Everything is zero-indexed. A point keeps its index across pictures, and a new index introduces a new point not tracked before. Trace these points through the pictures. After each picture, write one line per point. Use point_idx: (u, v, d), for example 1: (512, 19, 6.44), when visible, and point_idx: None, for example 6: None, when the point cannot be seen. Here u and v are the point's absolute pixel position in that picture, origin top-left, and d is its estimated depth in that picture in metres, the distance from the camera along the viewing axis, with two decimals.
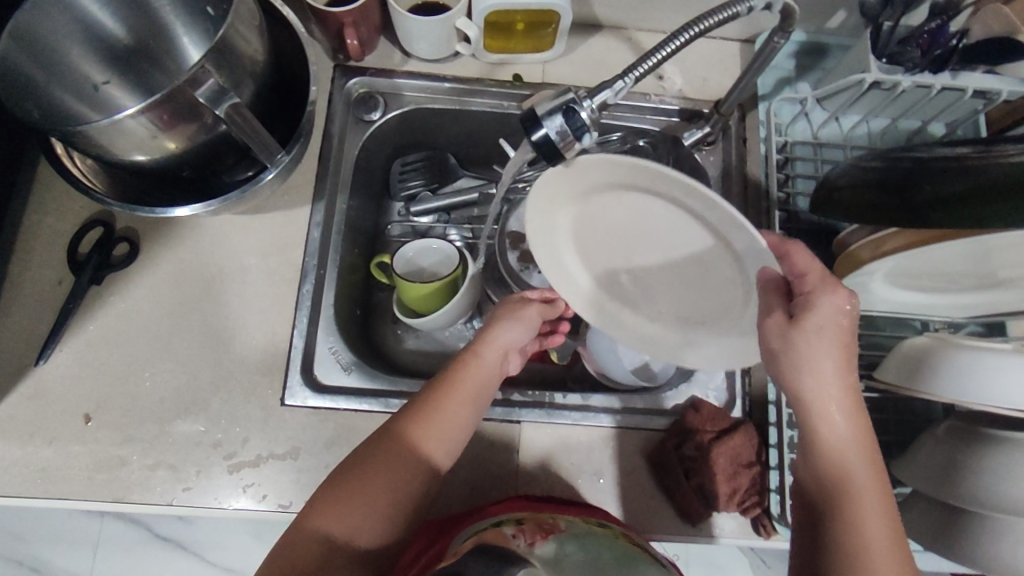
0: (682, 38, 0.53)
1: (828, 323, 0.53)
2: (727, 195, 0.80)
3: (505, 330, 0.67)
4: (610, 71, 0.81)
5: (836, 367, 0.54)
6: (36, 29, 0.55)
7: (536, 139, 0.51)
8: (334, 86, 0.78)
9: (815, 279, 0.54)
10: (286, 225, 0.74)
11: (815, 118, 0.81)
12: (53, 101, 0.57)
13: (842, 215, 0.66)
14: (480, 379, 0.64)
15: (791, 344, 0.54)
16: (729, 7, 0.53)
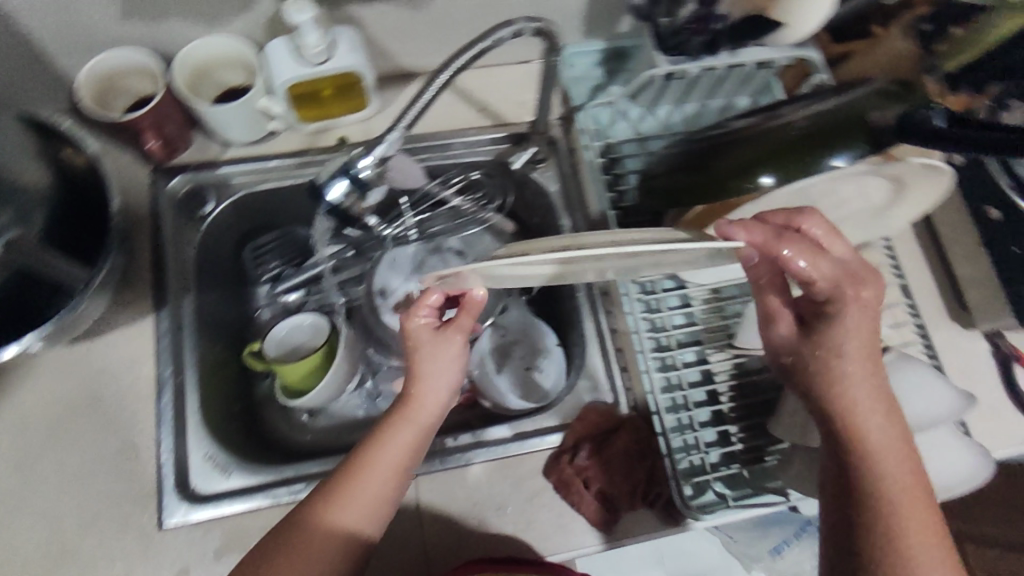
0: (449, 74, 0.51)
1: (852, 332, 0.52)
2: (569, 206, 0.83)
3: (428, 376, 0.60)
4: (430, 116, 0.84)
5: (870, 381, 0.52)
6: None
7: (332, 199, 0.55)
8: (156, 189, 0.76)
9: (829, 282, 0.53)
10: (131, 341, 0.70)
11: (632, 116, 0.86)
12: None
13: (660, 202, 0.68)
14: (413, 436, 0.60)
15: (816, 357, 0.53)
16: (492, 32, 0.52)
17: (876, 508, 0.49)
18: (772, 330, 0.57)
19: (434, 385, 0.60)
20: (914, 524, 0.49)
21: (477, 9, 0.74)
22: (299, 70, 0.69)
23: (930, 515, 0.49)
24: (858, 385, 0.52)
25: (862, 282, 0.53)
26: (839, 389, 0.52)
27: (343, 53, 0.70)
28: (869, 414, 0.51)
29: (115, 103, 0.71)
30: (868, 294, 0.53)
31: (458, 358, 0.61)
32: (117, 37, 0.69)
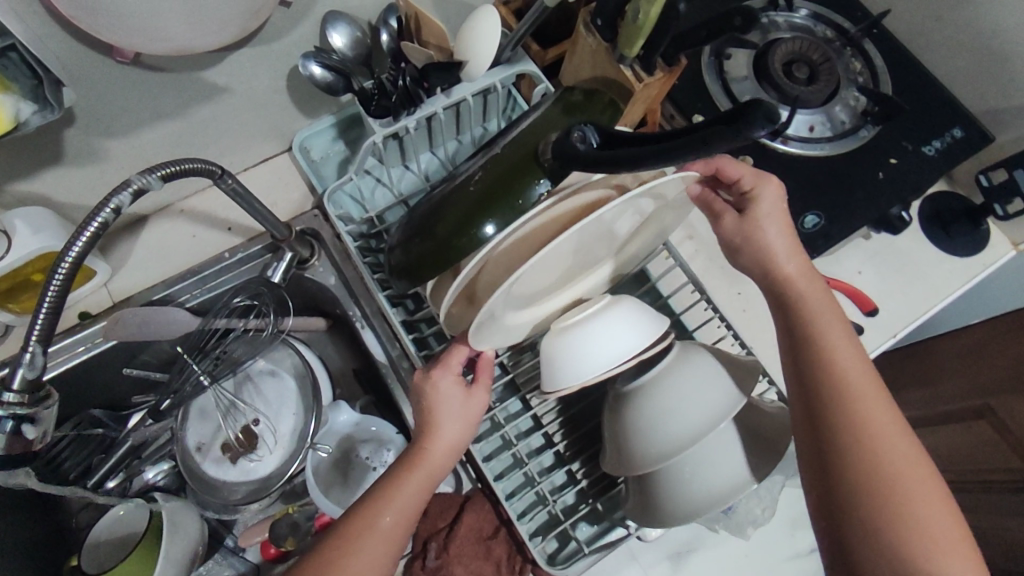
0: (66, 262, 0.45)
1: (771, 207, 0.64)
2: (354, 295, 0.79)
3: (443, 428, 0.61)
4: (177, 252, 0.77)
5: (793, 248, 0.63)
6: None
7: None
8: None
9: (750, 176, 0.64)
10: None
11: (388, 179, 0.82)
12: None
13: (401, 279, 0.62)
14: (427, 484, 0.60)
15: (748, 236, 0.64)
16: (107, 202, 0.46)
17: (816, 369, 0.59)
18: (718, 225, 0.67)
19: (452, 437, 0.61)
20: (845, 371, 0.59)
21: (170, 136, 0.69)
22: None
23: (856, 358, 0.59)
24: (784, 250, 0.63)
25: (760, 177, 0.64)
26: (775, 258, 0.63)
27: (25, 238, 0.63)
28: (797, 274, 0.63)
29: None
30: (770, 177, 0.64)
31: (477, 415, 0.63)
32: None
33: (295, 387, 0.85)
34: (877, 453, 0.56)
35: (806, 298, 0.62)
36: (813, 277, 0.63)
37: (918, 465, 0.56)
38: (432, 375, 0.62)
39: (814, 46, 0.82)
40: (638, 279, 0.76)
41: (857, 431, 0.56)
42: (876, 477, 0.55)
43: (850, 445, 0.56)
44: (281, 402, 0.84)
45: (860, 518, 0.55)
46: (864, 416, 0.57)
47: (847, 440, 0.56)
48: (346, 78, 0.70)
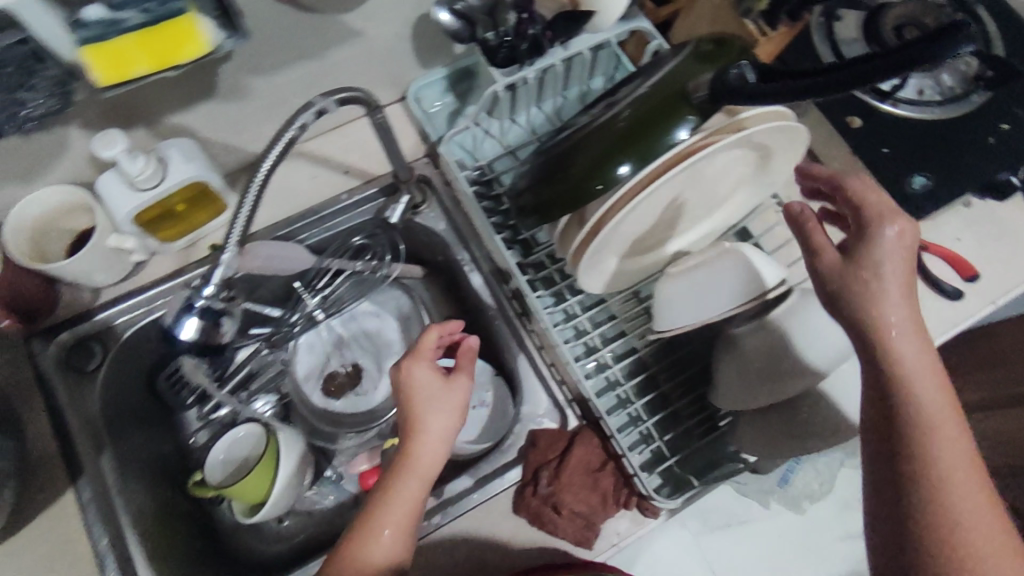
0: (262, 173, 0.52)
1: (887, 253, 0.54)
2: (463, 239, 0.82)
3: (424, 425, 0.61)
4: (299, 191, 0.82)
5: (886, 262, 0.54)
6: None
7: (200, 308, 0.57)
8: (38, 358, 0.73)
9: (874, 211, 0.56)
10: (60, 522, 0.67)
11: (497, 130, 0.85)
12: None
13: (528, 219, 0.66)
14: (416, 478, 0.60)
15: (851, 284, 0.54)
16: (292, 122, 0.50)
17: (903, 438, 0.52)
18: (818, 260, 0.57)
19: (435, 430, 0.61)
20: (917, 392, 0.52)
21: (306, 78, 0.73)
22: (133, 198, 0.66)
23: (931, 372, 0.53)
24: (904, 304, 0.53)
25: (891, 215, 0.55)
26: (882, 315, 0.53)
27: (179, 166, 0.67)
28: (899, 334, 0.53)
29: None
30: (900, 219, 0.55)
31: (456, 405, 0.63)
32: None
33: (398, 328, 0.90)
34: (959, 534, 0.50)
35: (889, 318, 0.53)
36: (906, 291, 0.54)
37: (1002, 547, 0.50)
38: (404, 367, 0.63)
39: (926, 11, 0.82)
40: (741, 235, 0.78)
41: (940, 503, 0.50)
42: (958, 557, 0.50)
43: (912, 462, 0.51)
44: (384, 341, 0.89)
45: (911, 542, 0.51)
46: (948, 493, 0.50)
47: (910, 456, 0.52)
48: (472, 26, 0.71)
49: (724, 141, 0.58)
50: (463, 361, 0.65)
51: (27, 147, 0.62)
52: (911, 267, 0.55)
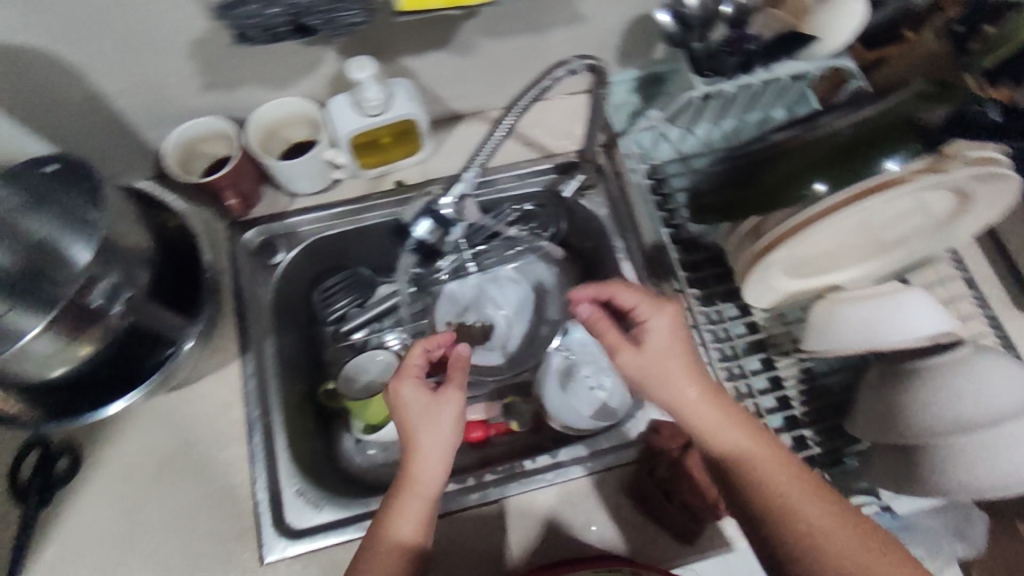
0: (517, 112, 0.57)
1: (664, 337, 0.64)
2: (622, 229, 0.87)
3: (425, 443, 0.65)
4: (481, 152, 0.89)
5: (671, 346, 0.63)
6: None
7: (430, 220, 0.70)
8: (231, 244, 0.80)
9: (643, 307, 0.65)
10: (222, 388, 0.75)
11: (674, 136, 0.88)
12: None
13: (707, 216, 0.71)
14: (421, 491, 0.64)
15: (650, 370, 0.63)
16: (546, 77, 0.56)
17: (760, 510, 0.58)
18: (617, 360, 0.65)
19: (436, 447, 0.65)
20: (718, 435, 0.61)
21: (522, 50, 0.80)
22: (359, 119, 0.74)
23: (726, 418, 0.61)
24: (681, 387, 0.62)
25: (656, 308, 0.65)
26: (681, 391, 0.62)
27: (402, 103, 0.75)
28: (700, 402, 0.62)
29: (196, 165, 0.78)
30: (666, 306, 0.65)
31: (452, 417, 0.67)
32: (194, 108, 0.75)
33: (533, 298, 0.95)
34: None
35: (681, 390, 0.62)
36: (693, 374, 0.62)
37: None
38: (393, 387, 0.67)
39: None
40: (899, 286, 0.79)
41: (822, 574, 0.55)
42: None
43: (789, 534, 0.57)
44: (519, 306, 0.94)
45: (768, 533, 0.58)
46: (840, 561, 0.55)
47: (749, 486, 0.59)
48: (687, 33, 0.76)
49: (921, 181, 0.57)
50: (455, 379, 0.68)
51: (289, 58, 0.71)
52: (684, 350, 0.63)
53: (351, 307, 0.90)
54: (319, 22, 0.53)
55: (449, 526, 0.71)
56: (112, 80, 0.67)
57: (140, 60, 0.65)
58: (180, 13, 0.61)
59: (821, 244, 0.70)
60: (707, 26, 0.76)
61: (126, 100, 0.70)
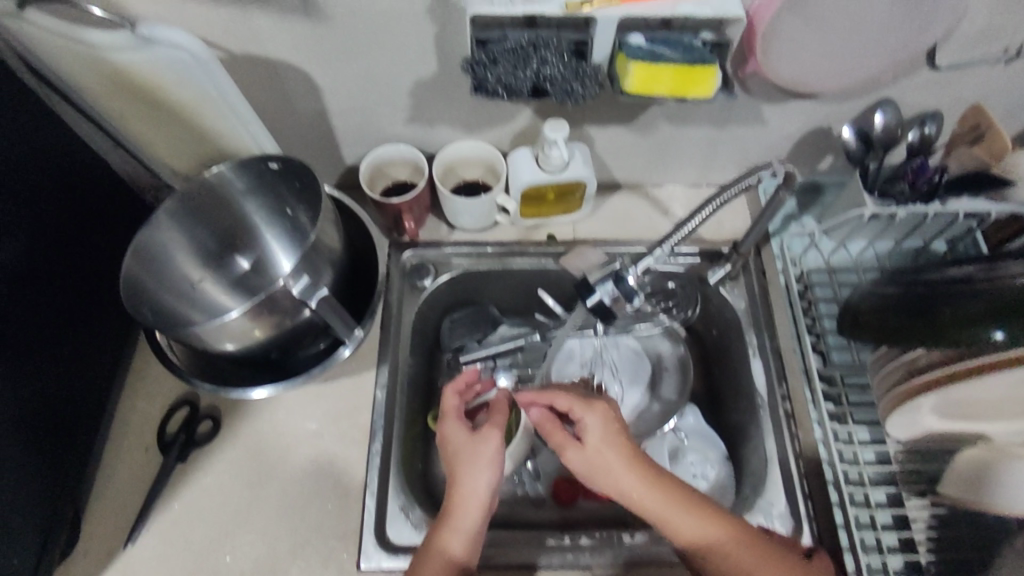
0: (712, 205, 0.61)
1: (595, 436, 0.66)
2: (757, 324, 0.85)
3: (473, 480, 0.65)
4: (632, 223, 0.92)
5: (605, 444, 0.65)
6: (152, 246, 0.69)
7: (591, 304, 0.57)
8: (390, 260, 0.87)
9: (578, 407, 0.68)
10: (355, 391, 0.79)
11: (826, 247, 0.87)
12: (163, 278, 0.70)
13: (868, 337, 0.69)
14: (463, 525, 0.64)
15: (593, 465, 0.65)
16: (741, 182, 0.61)
17: None
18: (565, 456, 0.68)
19: (482, 485, 0.65)
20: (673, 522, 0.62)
21: (698, 139, 0.83)
22: (537, 173, 0.79)
23: (688, 515, 0.63)
24: (625, 480, 0.64)
25: (589, 406, 0.68)
26: (618, 485, 0.64)
27: (577, 167, 0.79)
28: (634, 494, 0.64)
29: (379, 184, 0.85)
30: (597, 404, 0.68)
31: (497, 454, 0.67)
32: (393, 135, 0.83)
33: (649, 370, 0.93)
34: None
35: (621, 483, 0.64)
36: (637, 468, 0.64)
37: None
38: (439, 424, 0.71)
39: None
40: None
41: None
42: None
43: None
44: (634, 374, 0.92)
45: None
46: None
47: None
48: (867, 152, 0.79)
49: None
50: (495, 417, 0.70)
51: (491, 110, 0.77)
52: (624, 443, 0.66)
53: (469, 340, 0.93)
54: (556, 90, 0.61)
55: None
56: (340, 100, 0.76)
57: (370, 88, 0.74)
58: (419, 58, 0.69)
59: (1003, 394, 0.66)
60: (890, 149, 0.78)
61: (343, 119, 0.79)
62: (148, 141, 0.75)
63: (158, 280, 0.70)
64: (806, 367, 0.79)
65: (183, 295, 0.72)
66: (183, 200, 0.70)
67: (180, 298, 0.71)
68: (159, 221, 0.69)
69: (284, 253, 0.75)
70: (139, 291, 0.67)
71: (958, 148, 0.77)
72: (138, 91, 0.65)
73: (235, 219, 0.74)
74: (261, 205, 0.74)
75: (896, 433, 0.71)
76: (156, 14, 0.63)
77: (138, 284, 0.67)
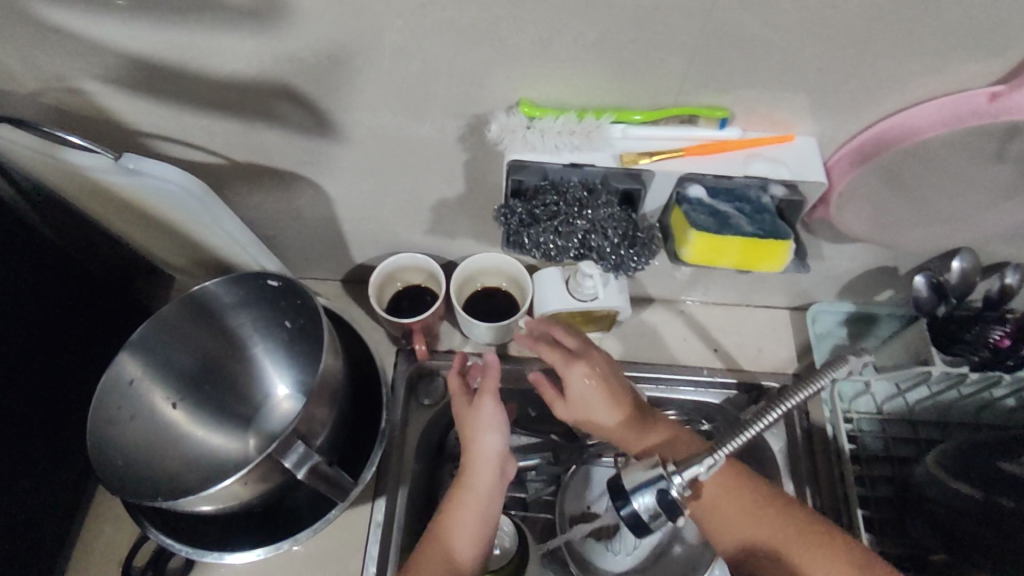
0: (781, 409, 0.49)
1: (585, 388, 0.62)
2: (799, 476, 0.76)
3: (480, 443, 0.60)
4: (664, 343, 0.83)
5: (590, 393, 0.62)
6: (122, 381, 0.60)
7: (626, 513, 0.48)
8: (396, 370, 0.80)
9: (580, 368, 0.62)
10: (347, 528, 0.71)
11: (881, 391, 0.78)
12: (138, 415, 0.61)
13: (938, 535, 0.62)
14: (478, 496, 0.60)
15: (585, 413, 0.63)
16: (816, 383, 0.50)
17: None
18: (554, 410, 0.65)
19: (491, 447, 0.60)
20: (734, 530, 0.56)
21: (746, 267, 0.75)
22: (565, 298, 0.71)
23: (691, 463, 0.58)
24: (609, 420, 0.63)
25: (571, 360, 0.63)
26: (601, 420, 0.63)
27: (611, 294, 0.71)
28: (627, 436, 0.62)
29: (389, 290, 0.77)
30: (587, 355, 0.64)
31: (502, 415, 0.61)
32: (409, 240, 0.75)
33: None
34: None
35: (601, 419, 0.63)
36: (617, 407, 0.62)
37: None
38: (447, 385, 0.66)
39: None
40: None
41: None
42: None
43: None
44: None
45: None
46: None
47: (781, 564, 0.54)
48: (939, 301, 0.70)
49: None
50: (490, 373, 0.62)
51: None
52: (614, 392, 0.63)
53: None
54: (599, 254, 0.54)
55: None
56: (353, 208, 0.68)
57: (387, 200, 0.66)
58: (443, 179, 0.61)
59: None
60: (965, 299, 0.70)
61: (355, 224, 0.71)
62: (133, 234, 0.68)
63: (127, 412, 0.60)
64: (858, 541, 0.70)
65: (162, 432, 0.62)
66: (157, 322, 0.61)
67: (160, 437, 0.62)
68: (126, 347, 0.60)
69: (281, 369, 0.68)
70: (103, 431, 0.58)
71: None
72: (124, 204, 0.58)
73: (224, 338, 0.66)
74: (255, 319, 0.66)
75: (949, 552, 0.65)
76: (153, 123, 0.56)
77: (102, 424, 0.58)
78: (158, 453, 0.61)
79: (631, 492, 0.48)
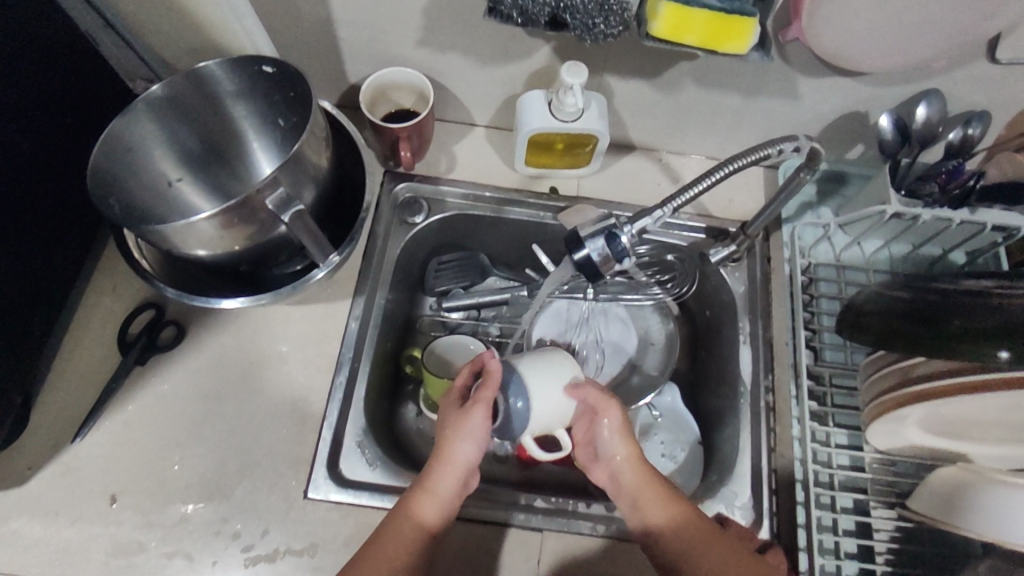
0: (719, 173, 0.59)
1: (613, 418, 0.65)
2: (752, 311, 0.82)
3: (454, 450, 0.62)
4: (640, 187, 0.87)
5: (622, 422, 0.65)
6: (124, 133, 0.65)
7: (579, 259, 0.55)
8: (383, 189, 0.84)
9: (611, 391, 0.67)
10: (326, 319, 0.77)
11: (838, 242, 0.83)
12: (137, 167, 0.67)
13: (866, 339, 0.66)
14: (436, 502, 0.62)
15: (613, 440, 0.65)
16: (759, 149, 0.59)
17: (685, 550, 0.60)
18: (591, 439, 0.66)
19: (463, 457, 0.62)
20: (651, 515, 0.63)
21: (724, 106, 0.78)
22: (547, 120, 0.74)
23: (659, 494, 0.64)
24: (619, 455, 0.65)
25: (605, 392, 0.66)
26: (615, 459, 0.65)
27: (592, 117, 0.74)
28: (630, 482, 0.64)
29: (379, 108, 0.80)
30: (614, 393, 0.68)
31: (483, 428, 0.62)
32: (400, 56, 0.77)
33: (634, 347, 0.88)
34: None
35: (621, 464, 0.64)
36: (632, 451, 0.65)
37: None
38: (457, 410, 0.64)
39: None
40: None
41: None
42: None
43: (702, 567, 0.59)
44: (618, 346, 0.88)
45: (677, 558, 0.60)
46: None
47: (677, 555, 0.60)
48: (902, 145, 0.73)
49: None
50: (487, 397, 0.62)
51: (509, 42, 0.72)
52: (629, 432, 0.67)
53: (456, 287, 0.89)
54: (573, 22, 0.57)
55: (483, 532, 0.70)
56: (348, 9, 0.70)
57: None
58: None
59: (964, 413, 0.66)
60: (926, 147, 0.73)
61: (349, 31, 0.73)
62: (133, 17, 0.70)
63: (127, 165, 0.66)
64: (797, 360, 0.76)
65: (156, 189, 0.68)
66: (167, 89, 0.65)
67: (155, 194, 0.68)
68: (135, 107, 0.64)
69: (270, 159, 0.71)
70: (106, 175, 0.63)
71: (1000, 154, 0.75)
72: None
73: (222, 121, 0.70)
74: (251, 111, 0.69)
75: (875, 442, 0.70)
76: None
77: (104, 166, 0.63)
78: (152, 206, 0.67)
79: (585, 238, 0.55)
